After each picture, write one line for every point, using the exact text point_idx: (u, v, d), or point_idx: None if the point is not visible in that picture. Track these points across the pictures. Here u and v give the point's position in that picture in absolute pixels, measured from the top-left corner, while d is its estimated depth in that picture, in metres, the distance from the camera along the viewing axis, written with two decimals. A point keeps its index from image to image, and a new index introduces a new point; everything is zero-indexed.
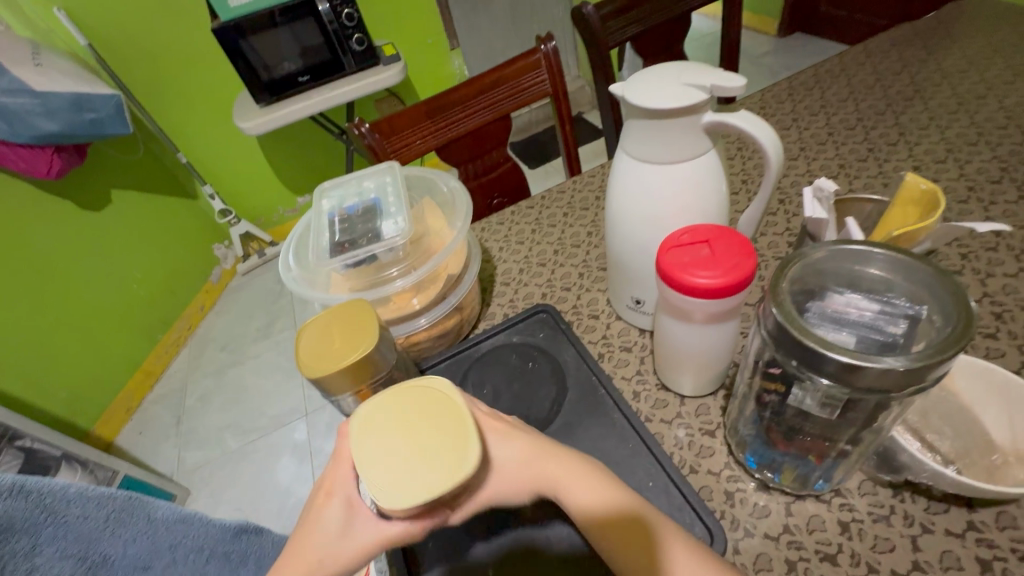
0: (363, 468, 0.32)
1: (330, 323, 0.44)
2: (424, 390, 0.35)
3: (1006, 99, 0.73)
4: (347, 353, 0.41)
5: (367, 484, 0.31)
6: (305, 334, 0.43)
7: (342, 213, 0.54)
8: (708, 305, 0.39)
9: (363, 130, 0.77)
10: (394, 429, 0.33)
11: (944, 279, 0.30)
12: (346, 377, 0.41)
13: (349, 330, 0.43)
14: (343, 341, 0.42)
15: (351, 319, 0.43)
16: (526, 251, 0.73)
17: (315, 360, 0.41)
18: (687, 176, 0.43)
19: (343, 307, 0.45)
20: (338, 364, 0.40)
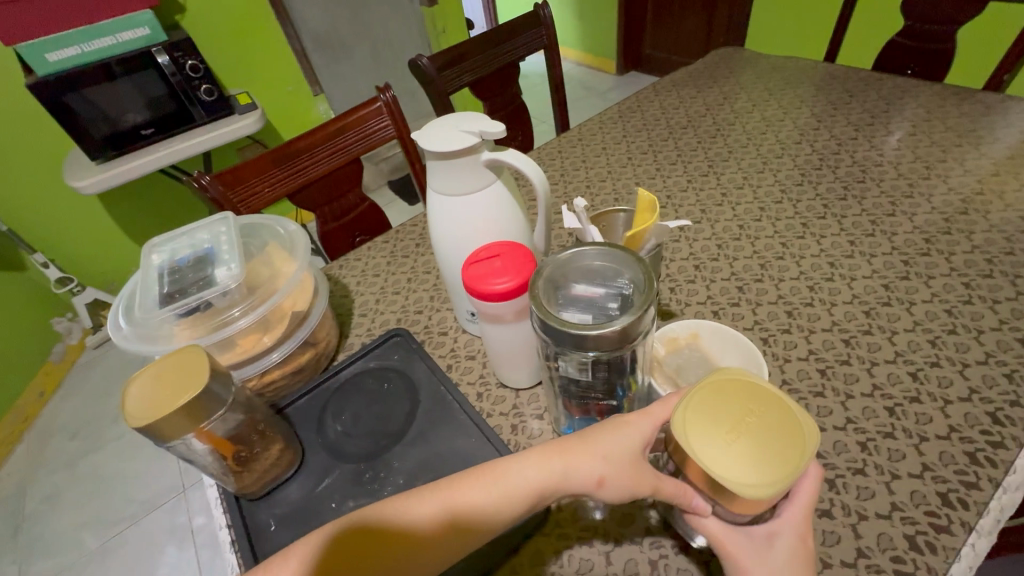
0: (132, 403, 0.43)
1: (159, 371, 0.45)
2: (193, 359, 0.46)
3: (747, 123, 0.95)
4: (179, 396, 0.42)
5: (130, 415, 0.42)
6: (134, 387, 0.44)
7: (173, 266, 0.55)
8: (506, 306, 0.48)
9: (204, 183, 0.77)
10: (164, 383, 0.44)
11: (642, 262, 0.40)
12: (179, 420, 0.42)
13: (180, 374, 0.44)
14: (174, 385, 0.44)
15: (182, 363, 0.45)
16: (382, 283, 0.78)
17: (144, 409, 0.42)
18: (482, 204, 0.52)
19: (175, 354, 0.46)
20: (169, 408, 0.42)
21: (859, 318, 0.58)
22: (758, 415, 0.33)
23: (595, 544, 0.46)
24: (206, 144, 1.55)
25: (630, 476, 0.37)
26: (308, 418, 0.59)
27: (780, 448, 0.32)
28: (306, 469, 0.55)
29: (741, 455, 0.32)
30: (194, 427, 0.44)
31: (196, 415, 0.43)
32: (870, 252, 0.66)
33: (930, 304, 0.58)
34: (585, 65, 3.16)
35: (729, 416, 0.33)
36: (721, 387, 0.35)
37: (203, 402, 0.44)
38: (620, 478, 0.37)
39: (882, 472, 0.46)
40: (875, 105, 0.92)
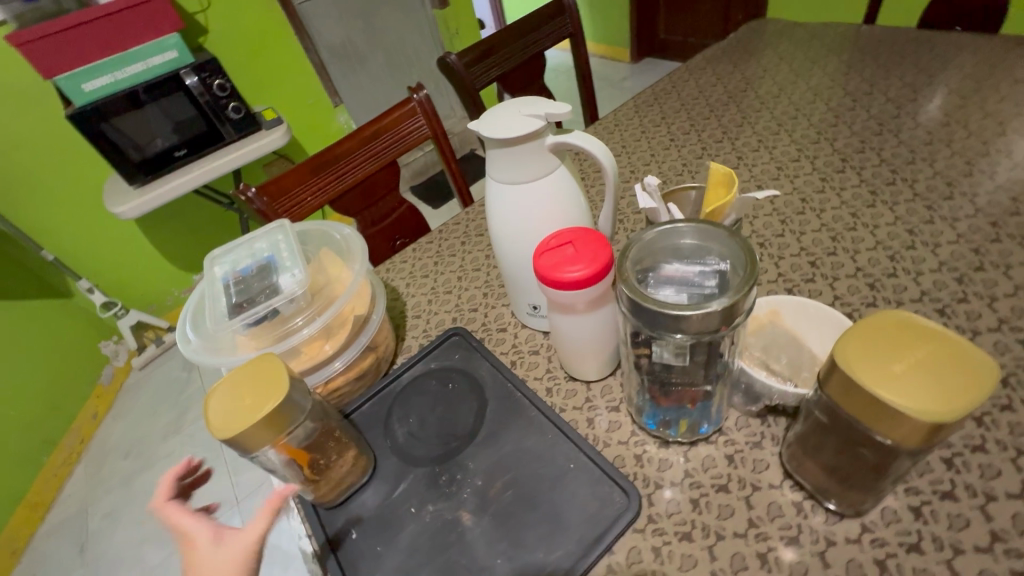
0: (215, 407, 0.43)
1: (238, 382, 0.44)
2: (273, 367, 0.45)
3: (794, 93, 0.91)
4: (261, 405, 0.42)
5: (211, 419, 0.42)
6: (215, 397, 0.44)
7: (236, 276, 0.55)
8: (580, 295, 0.46)
9: (250, 196, 0.78)
10: (245, 390, 0.43)
11: (736, 238, 0.38)
12: (266, 430, 0.41)
13: (260, 385, 0.43)
14: (254, 396, 0.43)
15: (263, 373, 0.44)
16: (432, 283, 0.77)
17: (227, 420, 0.41)
18: (547, 192, 0.50)
19: (251, 364, 0.45)
20: (253, 418, 0.41)
21: (951, 286, 0.55)
22: (926, 351, 0.31)
23: (695, 539, 0.43)
24: (236, 163, 1.57)
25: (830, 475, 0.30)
26: (376, 423, 0.59)
27: (955, 380, 0.30)
28: (381, 473, 0.54)
29: (917, 393, 0.30)
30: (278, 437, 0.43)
31: (279, 425, 0.42)
32: (950, 217, 0.62)
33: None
34: (598, 55, 3.12)
35: (907, 352, 0.31)
36: (880, 326, 0.33)
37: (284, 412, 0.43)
38: None
39: (1005, 449, 0.42)
40: (931, 64, 0.87)
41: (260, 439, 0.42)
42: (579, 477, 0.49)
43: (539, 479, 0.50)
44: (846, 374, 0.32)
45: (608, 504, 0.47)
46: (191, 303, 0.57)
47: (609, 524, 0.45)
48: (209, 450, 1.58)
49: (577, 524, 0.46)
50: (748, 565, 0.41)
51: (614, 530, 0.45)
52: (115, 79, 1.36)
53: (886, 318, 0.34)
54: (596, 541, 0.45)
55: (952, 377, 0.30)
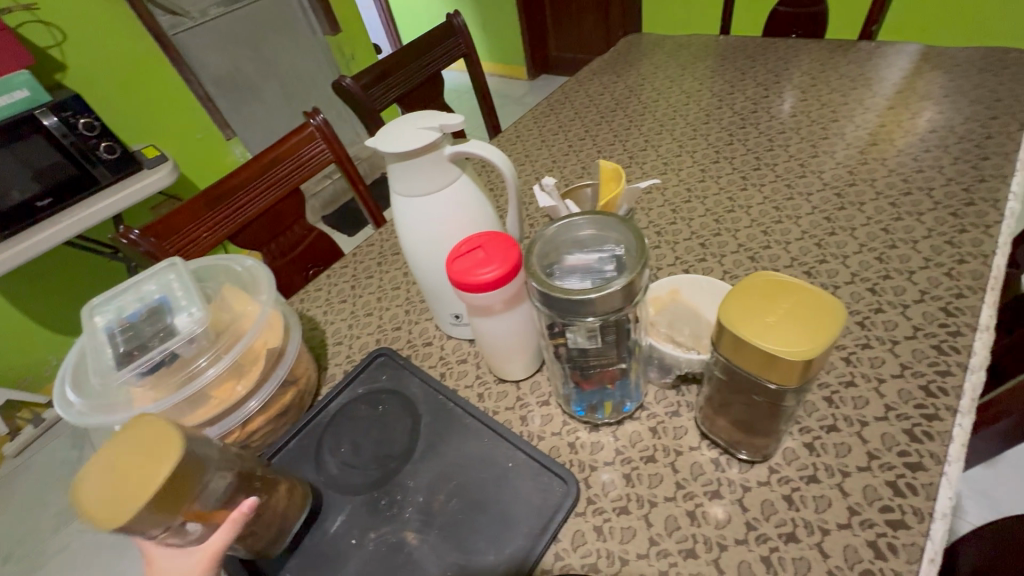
0: (84, 494, 0.35)
1: (114, 454, 0.37)
2: (153, 429, 0.37)
3: (670, 97, 1.00)
4: (153, 478, 0.35)
5: (84, 510, 0.35)
6: (87, 481, 0.36)
7: (123, 323, 0.50)
8: (495, 296, 0.47)
9: (134, 238, 0.71)
10: (120, 465, 0.36)
11: (626, 223, 0.42)
12: (164, 501, 0.35)
13: (143, 449, 0.37)
14: (140, 466, 0.36)
15: (146, 434, 0.37)
16: (351, 307, 0.75)
17: (109, 506, 0.35)
18: (453, 201, 0.52)
19: (124, 432, 0.38)
20: (143, 496, 0.34)
21: (813, 250, 0.63)
22: (791, 300, 0.36)
23: (632, 511, 0.46)
24: (116, 207, 1.42)
25: None
26: (305, 459, 0.56)
27: (815, 322, 0.34)
28: (316, 511, 0.52)
29: (787, 338, 0.34)
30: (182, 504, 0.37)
31: (181, 489, 0.36)
32: (806, 192, 0.71)
33: (869, 226, 0.64)
34: (497, 75, 3.23)
35: (775, 305, 0.36)
36: (755, 286, 0.38)
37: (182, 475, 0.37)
38: None
39: (870, 380, 0.49)
40: (775, 65, 1.01)
41: (158, 516, 0.36)
42: (520, 473, 0.50)
43: (481, 483, 0.50)
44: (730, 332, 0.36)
45: (550, 495, 0.48)
46: (69, 362, 0.51)
47: (553, 514, 0.47)
48: (114, 534, 1.39)
49: (523, 519, 0.47)
50: (680, 525, 0.44)
51: (558, 518, 0.46)
52: None
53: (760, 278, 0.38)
54: (543, 532, 0.46)
55: (813, 320, 0.35)
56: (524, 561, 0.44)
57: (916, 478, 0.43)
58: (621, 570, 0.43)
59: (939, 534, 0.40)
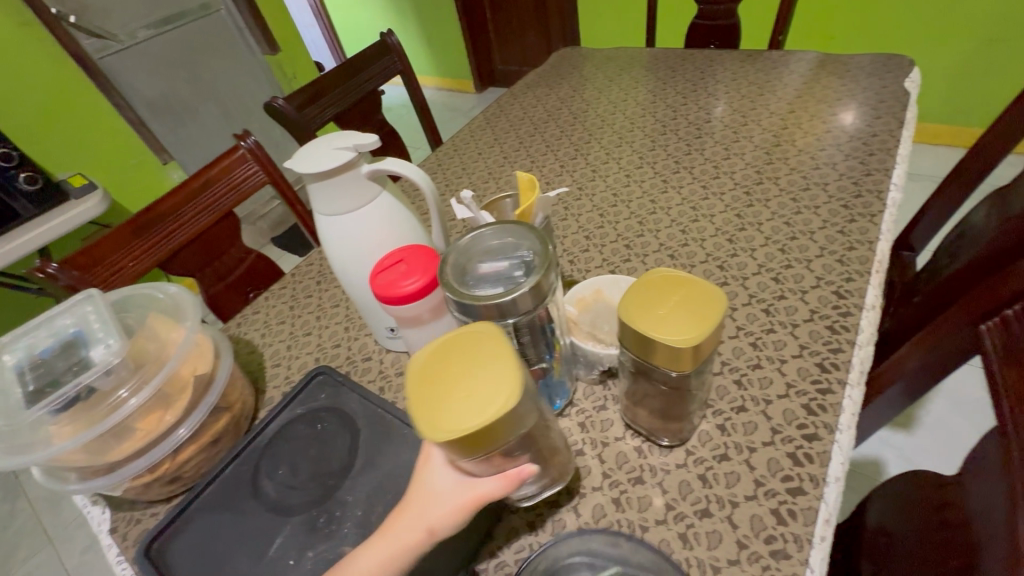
0: (417, 394, 0.34)
1: (445, 356, 0.35)
2: (484, 345, 0.35)
3: (598, 107, 1.05)
4: (486, 406, 0.32)
5: (418, 412, 0.33)
6: (415, 385, 0.34)
7: (34, 360, 0.48)
8: (420, 306, 0.49)
9: (52, 271, 0.68)
10: (450, 377, 0.34)
11: (533, 230, 0.44)
12: (478, 441, 0.32)
13: (474, 372, 0.34)
14: (463, 389, 0.33)
15: (464, 360, 0.35)
16: (289, 328, 0.75)
17: (442, 421, 0.32)
18: (375, 217, 0.53)
19: (452, 345, 0.36)
20: (474, 423, 0.31)
21: (725, 245, 0.68)
22: (681, 293, 0.39)
23: (562, 503, 0.48)
24: (42, 240, 1.34)
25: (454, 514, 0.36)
26: (242, 485, 0.55)
27: (700, 311, 0.38)
28: (253, 536, 0.51)
29: (678, 329, 0.37)
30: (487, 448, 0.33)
31: (496, 435, 0.32)
32: (718, 192, 0.77)
33: (773, 220, 0.70)
34: (445, 89, 3.26)
35: (669, 300, 0.39)
36: (651, 281, 0.41)
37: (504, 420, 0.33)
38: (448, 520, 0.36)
39: (773, 361, 0.54)
40: (694, 74, 1.08)
41: (480, 445, 0.33)
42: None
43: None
44: (630, 326, 0.39)
45: None
46: None
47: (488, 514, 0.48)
48: None
49: None
50: (606, 512, 0.47)
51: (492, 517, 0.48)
52: None
53: (656, 273, 0.41)
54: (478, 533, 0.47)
55: (700, 310, 0.38)
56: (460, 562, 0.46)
57: (812, 447, 0.47)
58: None
59: (831, 496, 0.44)
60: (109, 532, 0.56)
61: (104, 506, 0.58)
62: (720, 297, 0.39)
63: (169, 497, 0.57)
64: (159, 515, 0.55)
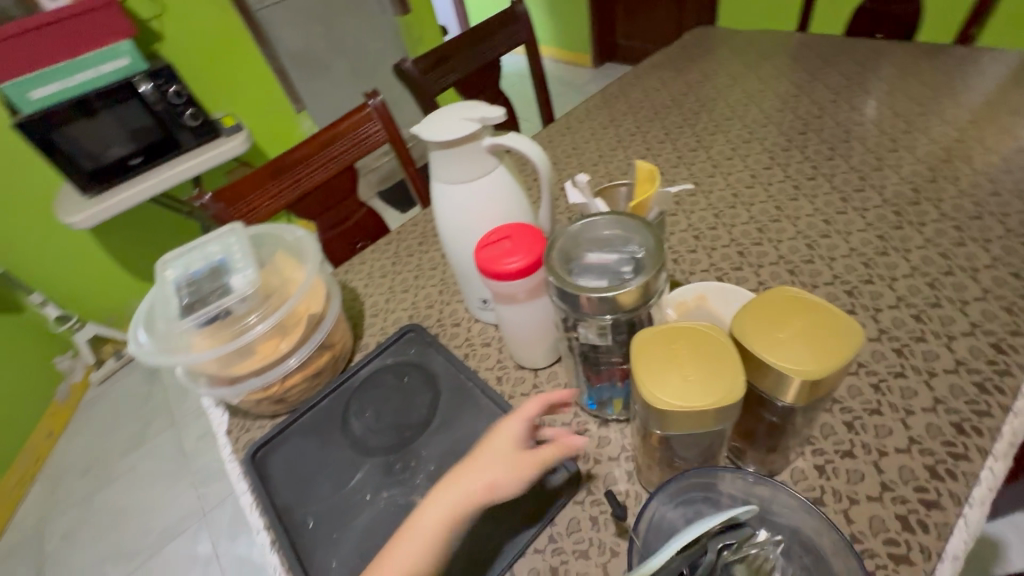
0: (641, 351, 0.37)
1: (675, 338, 0.37)
2: (723, 345, 0.36)
3: (730, 96, 0.97)
4: (702, 398, 0.33)
5: (639, 365, 0.36)
6: (642, 344, 0.37)
7: (188, 278, 0.56)
8: (517, 286, 0.49)
9: (205, 201, 0.79)
10: (676, 354, 0.36)
11: (650, 228, 0.42)
12: (677, 420, 0.34)
13: (708, 361, 0.35)
14: (683, 372, 0.35)
15: (701, 347, 0.36)
16: (390, 283, 0.79)
17: (656, 385, 0.35)
18: (488, 190, 0.54)
19: (690, 330, 0.37)
20: (684, 405, 0.33)
21: (858, 270, 0.60)
22: (807, 319, 0.35)
23: (629, 506, 0.47)
24: (196, 170, 1.55)
25: (513, 471, 0.41)
26: (333, 418, 0.61)
27: (827, 343, 0.34)
28: (337, 465, 0.56)
29: (798, 357, 0.34)
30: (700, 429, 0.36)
31: (709, 421, 0.35)
32: (861, 207, 0.68)
33: (925, 249, 0.60)
34: (561, 61, 3.19)
35: (791, 323, 0.36)
36: (773, 299, 0.37)
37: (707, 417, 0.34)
38: (505, 478, 0.41)
39: (897, 410, 0.48)
40: (852, 68, 0.95)
41: (675, 424, 0.35)
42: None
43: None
44: (740, 343, 0.36)
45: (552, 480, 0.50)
46: (144, 307, 0.58)
47: (552, 497, 0.48)
48: (172, 463, 1.56)
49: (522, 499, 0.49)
50: None
51: (555, 501, 0.48)
52: (65, 86, 1.34)
53: (782, 292, 0.38)
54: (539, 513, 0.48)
55: (826, 341, 0.34)
56: (518, 536, 0.47)
57: (929, 516, 0.41)
58: (609, 560, 0.44)
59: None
60: (225, 433, 0.64)
61: (223, 411, 0.67)
62: (855, 332, 0.34)
63: (273, 415, 0.64)
64: (265, 428, 0.63)
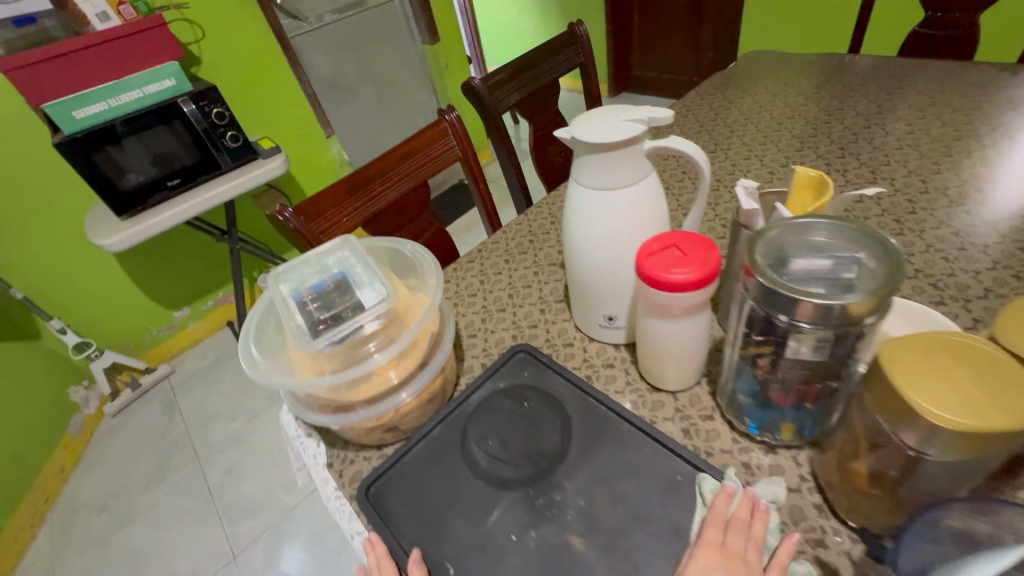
0: (894, 361, 0.33)
1: (933, 351, 0.33)
2: (991, 358, 0.32)
3: (805, 115, 0.96)
4: (996, 415, 0.29)
5: (898, 374, 0.32)
6: (891, 354, 0.34)
7: (309, 293, 0.51)
8: (686, 297, 0.45)
9: (287, 215, 0.74)
10: (940, 365, 0.32)
11: (873, 234, 0.38)
12: (959, 438, 0.30)
13: (984, 375, 0.31)
14: (957, 385, 0.31)
15: (969, 360, 0.32)
16: (482, 301, 0.75)
17: (929, 396, 0.31)
18: (637, 197, 0.51)
19: (943, 342, 0.34)
20: (974, 421, 0.29)
21: (1009, 283, 0.58)
22: None
23: (829, 545, 0.42)
24: (232, 192, 1.52)
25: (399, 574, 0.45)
26: (452, 449, 0.55)
27: None
28: (468, 503, 0.50)
29: None
30: (974, 452, 0.31)
31: (996, 444, 0.30)
32: (988, 222, 0.66)
33: None
34: (576, 91, 3.25)
35: None
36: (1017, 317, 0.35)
37: (995, 440, 0.30)
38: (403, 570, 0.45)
39: None
40: (926, 89, 0.95)
41: (949, 443, 0.31)
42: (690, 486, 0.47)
43: (648, 496, 0.47)
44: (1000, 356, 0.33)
45: None
46: (251, 322, 0.53)
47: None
48: (196, 500, 1.46)
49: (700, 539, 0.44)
50: None
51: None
52: (109, 106, 1.31)
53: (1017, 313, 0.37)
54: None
55: None
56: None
57: None
58: None
59: None
60: (325, 465, 0.58)
61: (319, 440, 0.60)
62: None
63: (381, 444, 0.58)
64: (373, 461, 0.56)
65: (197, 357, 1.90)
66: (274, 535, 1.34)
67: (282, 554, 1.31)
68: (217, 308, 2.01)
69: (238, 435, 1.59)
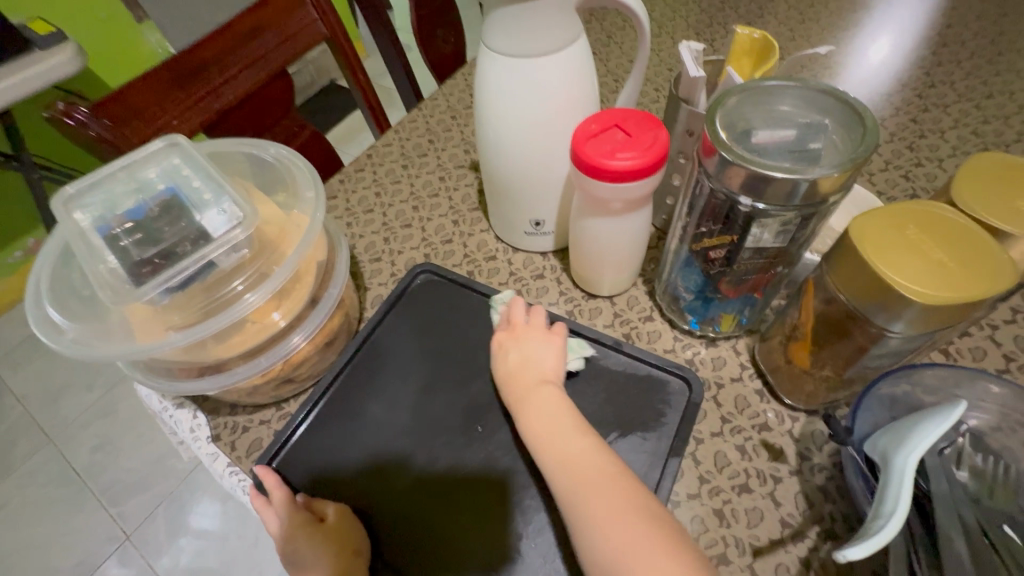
0: (869, 256, 0.30)
1: (905, 224, 0.31)
2: (949, 216, 0.31)
3: None
4: (979, 280, 0.28)
5: (880, 266, 0.29)
6: (870, 239, 0.30)
7: (121, 222, 0.35)
8: (630, 191, 0.38)
9: (81, 117, 0.53)
10: (916, 241, 0.30)
11: (832, 97, 0.34)
12: (943, 315, 0.29)
13: (960, 245, 0.30)
14: (935, 258, 0.29)
15: (933, 230, 0.30)
16: (381, 217, 0.62)
17: (928, 281, 0.28)
18: (566, 70, 0.41)
19: (914, 208, 0.31)
20: (961, 292, 0.28)
21: (906, 154, 0.60)
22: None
23: (773, 427, 0.42)
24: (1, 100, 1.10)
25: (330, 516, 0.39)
26: (366, 394, 0.45)
27: None
28: (392, 455, 0.42)
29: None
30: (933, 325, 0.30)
31: (955, 316, 0.29)
32: (882, 101, 0.67)
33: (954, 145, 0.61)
34: None
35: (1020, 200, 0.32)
36: (981, 168, 0.35)
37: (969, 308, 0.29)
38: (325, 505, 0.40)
39: None
40: None
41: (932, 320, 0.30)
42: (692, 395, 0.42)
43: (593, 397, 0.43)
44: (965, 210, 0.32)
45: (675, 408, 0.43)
46: (44, 269, 0.37)
47: (678, 413, 0.42)
48: (62, 489, 1.23)
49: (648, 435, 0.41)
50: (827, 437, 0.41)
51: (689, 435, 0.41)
52: None
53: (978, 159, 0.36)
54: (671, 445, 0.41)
55: None
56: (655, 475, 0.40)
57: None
58: (775, 488, 0.40)
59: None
60: (210, 439, 0.46)
61: (195, 410, 0.48)
62: None
63: (279, 402, 0.47)
64: (274, 427, 0.46)
65: (18, 322, 1.51)
66: (174, 503, 1.21)
67: (189, 519, 1.19)
68: (28, 260, 1.57)
69: (100, 406, 1.34)
